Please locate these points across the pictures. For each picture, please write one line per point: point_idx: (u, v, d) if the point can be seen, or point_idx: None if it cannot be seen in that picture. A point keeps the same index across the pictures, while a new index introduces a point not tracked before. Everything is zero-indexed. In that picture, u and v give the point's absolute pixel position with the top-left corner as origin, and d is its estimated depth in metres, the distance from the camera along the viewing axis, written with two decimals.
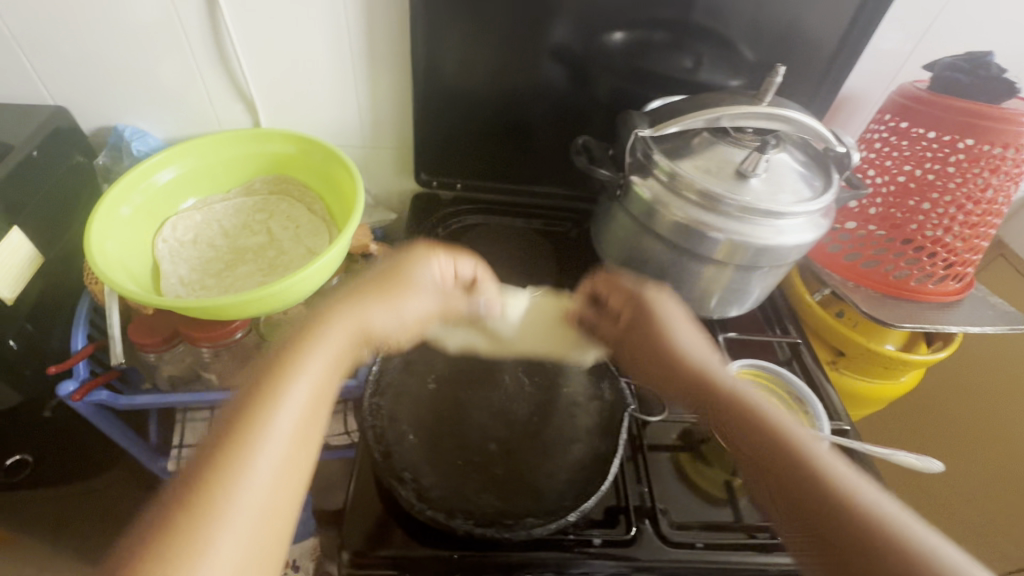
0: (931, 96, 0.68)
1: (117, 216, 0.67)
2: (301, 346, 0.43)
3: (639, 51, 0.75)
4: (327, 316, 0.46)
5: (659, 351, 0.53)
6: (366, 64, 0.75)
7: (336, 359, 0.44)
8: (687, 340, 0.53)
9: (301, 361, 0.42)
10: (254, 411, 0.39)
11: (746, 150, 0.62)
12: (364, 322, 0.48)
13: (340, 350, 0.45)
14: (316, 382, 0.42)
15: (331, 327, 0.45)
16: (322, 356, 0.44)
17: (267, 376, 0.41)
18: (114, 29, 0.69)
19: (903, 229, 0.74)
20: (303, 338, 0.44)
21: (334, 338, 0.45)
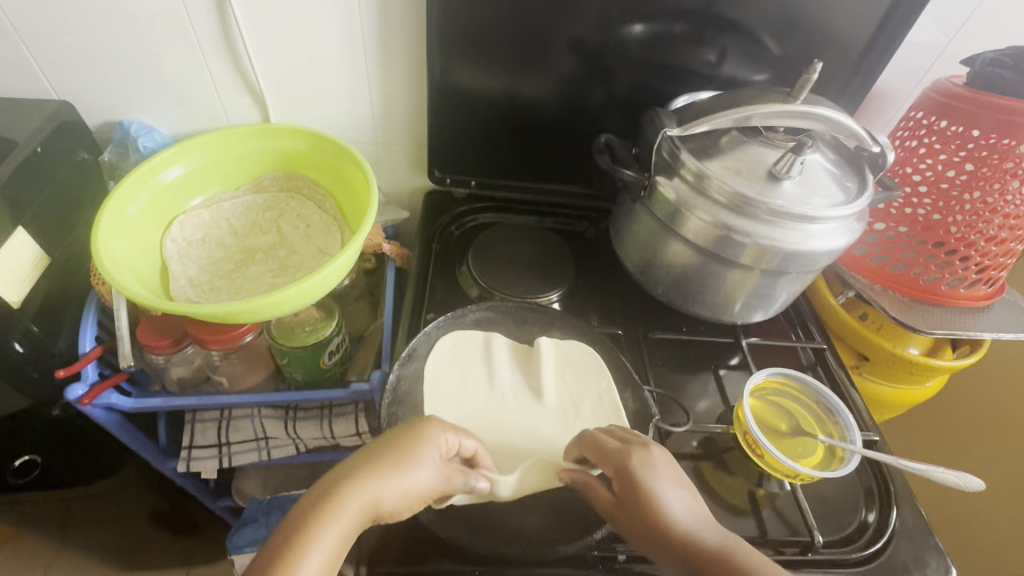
0: (971, 92, 0.65)
1: (124, 216, 0.65)
2: (319, 512, 0.44)
3: (663, 45, 0.72)
4: (329, 492, 0.45)
5: (653, 529, 0.46)
6: (379, 58, 0.73)
7: (347, 525, 0.44)
8: (679, 508, 0.47)
9: (298, 558, 0.41)
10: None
11: (777, 149, 0.59)
12: (376, 487, 0.46)
13: (356, 514, 0.44)
14: (327, 550, 0.42)
15: (348, 488, 0.45)
16: (336, 524, 0.43)
17: (270, 558, 0.41)
18: (118, 22, 0.67)
19: (936, 231, 0.71)
20: (322, 500, 0.44)
21: (348, 512, 0.44)
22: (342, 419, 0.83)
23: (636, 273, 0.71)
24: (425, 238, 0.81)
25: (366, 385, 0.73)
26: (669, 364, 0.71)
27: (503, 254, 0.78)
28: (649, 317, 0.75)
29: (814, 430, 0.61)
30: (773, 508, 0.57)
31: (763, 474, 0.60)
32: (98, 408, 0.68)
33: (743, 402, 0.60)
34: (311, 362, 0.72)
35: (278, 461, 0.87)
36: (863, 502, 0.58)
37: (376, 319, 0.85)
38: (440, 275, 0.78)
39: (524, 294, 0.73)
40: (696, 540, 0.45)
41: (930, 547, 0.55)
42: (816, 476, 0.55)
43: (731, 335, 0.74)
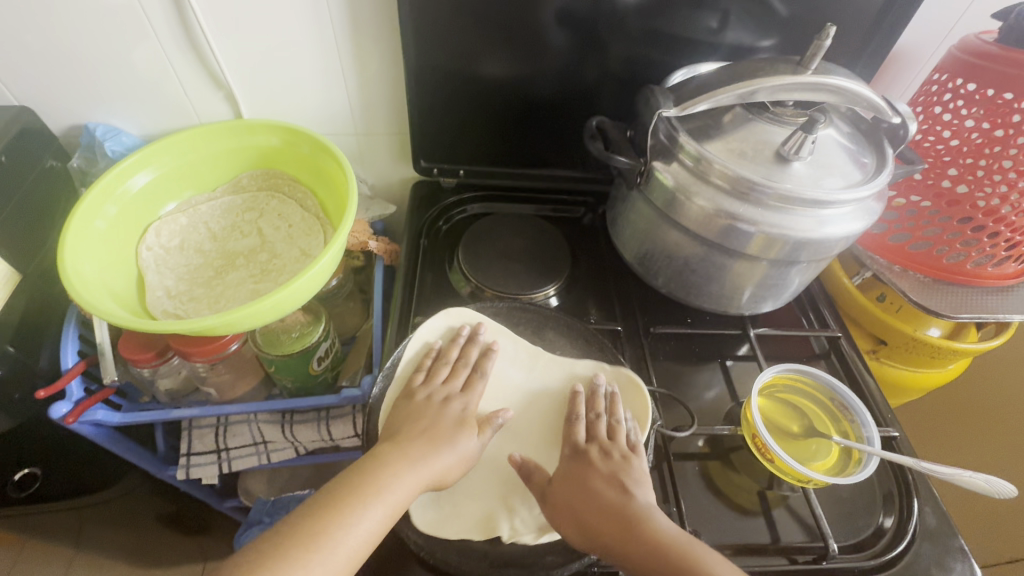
0: (999, 49, 0.58)
1: (92, 229, 0.62)
2: (396, 465, 0.49)
3: (659, 11, 0.65)
4: (427, 437, 0.52)
5: (572, 500, 0.50)
6: (351, 43, 0.67)
7: (417, 482, 0.49)
8: (606, 486, 0.50)
9: (397, 477, 0.49)
10: (359, 493, 0.47)
11: (786, 126, 0.54)
12: (441, 454, 0.52)
13: (430, 472, 0.50)
14: (406, 492, 0.48)
15: (418, 450, 0.51)
16: (417, 474, 0.49)
17: (373, 469, 0.49)
18: (66, 19, 0.62)
19: (963, 206, 0.64)
20: (394, 455, 0.50)
21: (436, 466, 0.51)
22: (339, 421, 0.79)
23: (634, 263, 0.67)
24: (411, 234, 0.77)
25: (358, 391, 0.71)
26: (673, 358, 0.68)
27: (493, 246, 0.74)
28: (651, 311, 0.71)
29: (828, 429, 0.58)
30: (786, 507, 0.55)
31: (773, 476, 0.57)
32: (85, 425, 0.67)
33: (752, 402, 0.57)
34: (300, 370, 0.69)
35: (278, 464, 0.85)
36: (881, 505, 0.55)
37: (368, 318, 0.83)
38: (429, 272, 0.74)
39: (517, 291, 0.69)
40: (613, 505, 0.49)
41: (954, 551, 0.52)
42: (829, 482, 0.52)
43: (738, 325, 0.70)
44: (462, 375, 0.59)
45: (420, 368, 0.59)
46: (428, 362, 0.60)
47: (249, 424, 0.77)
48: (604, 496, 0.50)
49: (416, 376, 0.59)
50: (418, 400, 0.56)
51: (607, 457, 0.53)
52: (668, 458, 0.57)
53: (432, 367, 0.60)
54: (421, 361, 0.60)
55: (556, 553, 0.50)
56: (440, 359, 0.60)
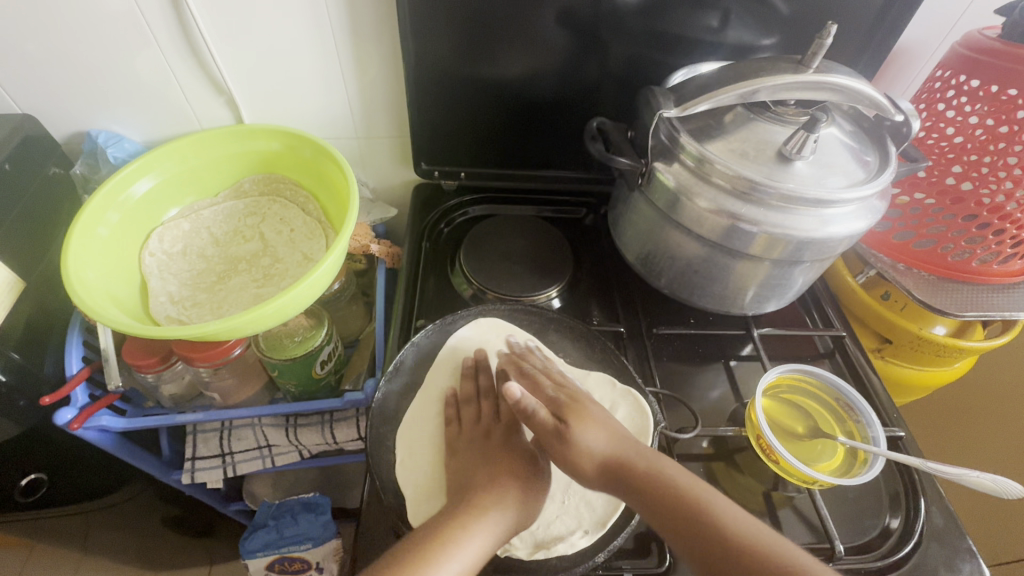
0: (1003, 45, 0.57)
1: (95, 236, 0.62)
2: (467, 517, 0.47)
3: (659, 11, 0.65)
4: (490, 489, 0.50)
5: (571, 459, 0.50)
6: (351, 47, 0.68)
7: (491, 535, 0.47)
8: (597, 439, 0.50)
9: (468, 530, 0.46)
10: (432, 551, 0.43)
11: (787, 126, 0.54)
12: (513, 503, 0.49)
13: (502, 527, 0.48)
14: (480, 551, 0.45)
15: (488, 500, 0.49)
16: (488, 532, 0.47)
17: (442, 525, 0.46)
18: (68, 26, 0.62)
19: (967, 203, 0.64)
20: (465, 509, 0.48)
21: (503, 521, 0.48)
22: (343, 424, 0.80)
23: (636, 264, 0.67)
24: (413, 237, 0.77)
25: (362, 394, 0.71)
26: (677, 358, 0.67)
27: (495, 248, 0.74)
28: (654, 313, 0.71)
29: (833, 430, 0.58)
30: (792, 508, 0.55)
31: (778, 477, 0.56)
32: (90, 431, 0.67)
33: (756, 403, 0.56)
34: (303, 374, 0.70)
35: (283, 467, 0.85)
36: (888, 506, 0.55)
37: (371, 321, 0.83)
38: (431, 275, 0.74)
39: (520, 294, 0.69)
40: (617, 457, 0.49)
41: (962, 551, 0.51)
42: (835, 482, 0.52)
43: (741, 325, 0.70)
44: (488, 405, 0.59)
45: (449, 418, 0.59)
46: (455, 407, 0.59)
47: (253, 428, 0.77)
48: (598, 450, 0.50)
49: (450, 425, 0.58)
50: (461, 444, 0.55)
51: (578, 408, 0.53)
52: (673, 460, 0.57)
53: (459, 412, 0.59)
54: (447, 412, 0.59)
55: (560, 557, 0.50)
56: (463, 400, 0.60)
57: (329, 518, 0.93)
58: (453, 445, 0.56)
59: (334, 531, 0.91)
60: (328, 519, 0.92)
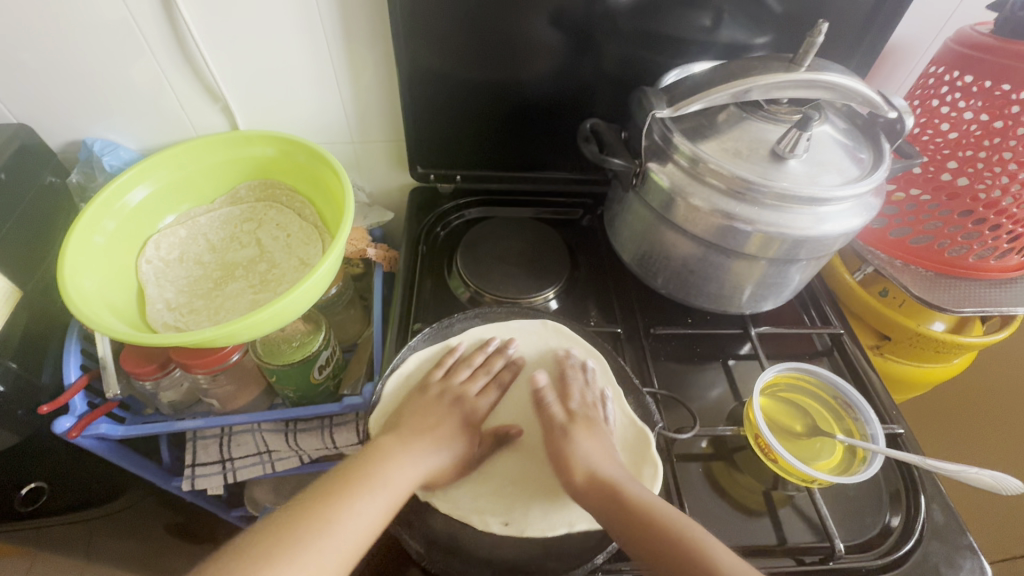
0: (996, 41, 0.57)
1: (91, 244, 0.63)
2: (398, 456, 0.51)
3: (651, 11, 0.65)
4: (423, 431, 0.55)
5: (568, 461, 0.53)
6: (345, 53, 0.68)
7: (416, 475, 0.51)
8: (590, 448, 0.54)
9: (394, 466, 0.50)
10: (361, 481, 0.48)
11: (781, 124, 0.54)
12: (441, 450, 0.55)
13: (425, 469, 0.52)
14: (405, 485, 0.50)
15: (420, 444, 0.54)
16: (413, 469, 0.51)
17: (371, 459, 0.50)
18: (60, 35, 0.62)
19: (963, 198, 0.64)
20: (397, 445, 0.53)
21: (428, 462, 0.53)
22: (342, 428, 0.79)
23: (632, 264, 0.67)
24: (410, 240, 0.77)
25: (360, 399, 0.71)
26: (675, 359, 0.67)
27: (491, 251, 0.74)
28: (652, 313, 0.71)
29: (832, 428, 0.58)
30: (792, 507, 0.55)
31: (778, 476, 0.56)
32: (89, 439, 0.67)
33: (755, 402, 0.56)
34: (301, 379, 0.69)
35: (283, 473, 0.85)
36: (888, 504, 0.55)
37: (369, 325, 0.83)
38: (428, 278, 0.74)
39: (517, 295, 0.69)
40: (604, 474, 0.51)
41: (963, 549, 0.51)
42: (833, 480, 0.51)
43: (739, 324, 0.70)
44: (483, 380, 0.61)
45: (440, 364, 0.61)
46: (451, 362, 0.61)
47: (253, 434, 0.77)
48: (587, 457, 0.53)
49: (434, 371, 0.61)
50: (431, 395, 0.58)
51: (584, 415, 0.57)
52: (672, 460, 0.57)
53: (451, 366, 0.61)
54: (443, 359, 0.62)
55: (559, 560, 0.50)
56: (462, 360, 0.62)
57: None
58: (428, 388, 0.59)
59: None
60: None
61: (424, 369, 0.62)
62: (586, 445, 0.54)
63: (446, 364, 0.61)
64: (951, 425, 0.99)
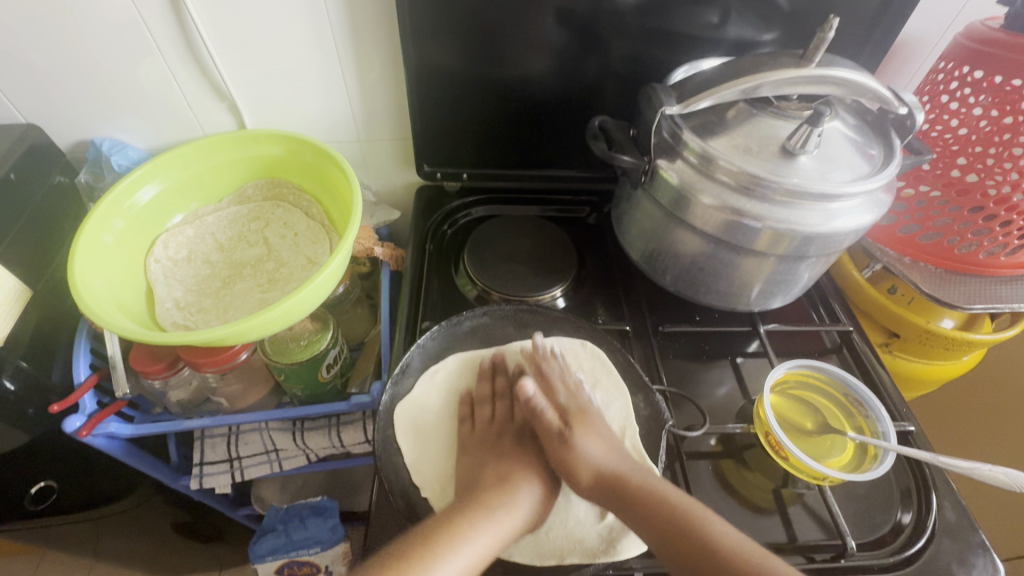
0: (1007, 36, 0.57)
1: (100, 244, 0.63)
2: (474, 513, 0.49)
3: (659, 8, 0.65)
4: (507, 482, 0.54)
5: (573, 464, 0.54)
6: (352, 51, 0.68)
7: (497, 532, 0.49)
8: (597, 448, 0.54)
9: (479, 521, 0.49)
10: (446, 536, 0.46)
11: (791, 120, 0.54)
12: (528, 499, 0.53)
13: (514, 523, 0.51)
14: (492, 540, 0.48)
15: (495, 497, 0.52)
16: (500, 523, 0.49)
17: (456, 513, 0.49)
18: (68, 34, 0.62)
19: (973, 195, 0.63)
20: (472, 504, 0.50)
21: (515, 516, 0.51)
22: (350, 427, 0.80)
23: (641, 261, 0.66)
24: (417, 238, 0.77)
25: (368, 397, 0.71)
26: (683, 356, 0.67)
27: (498, 249, 0.74)
28: (660, 311, 0.71)
29: (842, 425, 0.58)
30: (802, 505, 0.54)
31: (788, 474, 0.56)
32: (99, 437, 0.67)
33: (765, 399, 0.56)
34: (309, 377, 0.70)
35: (291, 471, 0.85)
36: (899, 501, 0.55)
37: (376, 324, 0.83)
38: (435, 277, 0.74)
39: (524, 293, 0.69)
40: (612, 468, 0.53)
41: (975, 546, 0.51)
42: (844, 478, 0.51)
43: (747, 321, 0.69)
44: (504, 406, 0.61)
45: (461, 416, 0.61)
46: (467, 408, 0.61)
47: (261, 433, 0.77)
48: (597, 457, 0.54)
49: (460, 416, 0.61)
50: (469, 434, 0.59)
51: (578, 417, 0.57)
52: (681, 458, 0.56)
53: (473, 410, 0.62)
54: (461, 409, 0.62)
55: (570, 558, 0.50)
56: (478, 399, 0.62)
57: (337, 521, 0.93)
58: (464, 441, 0.59)
59: (342, 534, 0.91)
60: (336, 523, 0.92)
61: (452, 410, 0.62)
62: (591, 444, 0.54)
63: (466, 402, 0.62)
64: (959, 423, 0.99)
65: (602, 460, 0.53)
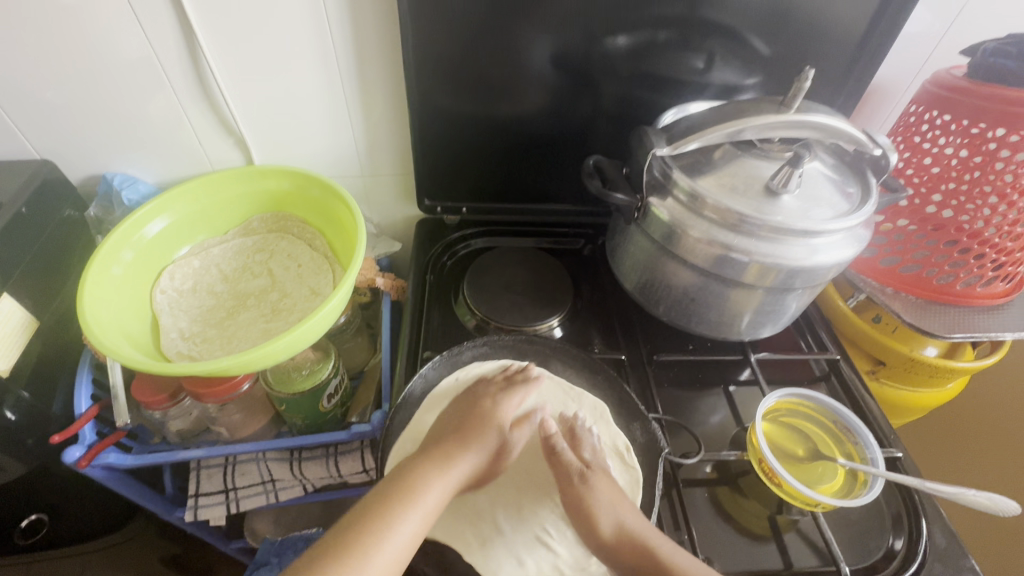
0: (970, 84, 0.61)
1: (109, 275, 0.64)
2: (428, 472, 0.53)
3: (647, 54, 0.69)
4: (455, 440, 0.57)
5: (591, 514, 0.54)
6: (358, 90, 0.71)
7: (446, 488, 0.54)
8: (612, 501, 0.55)
9: (428, 479, 0.53)
10: (401, 495, 0.51)
11: (773, 161, 0.57)
12: (477, 451, 0.57)
13: (460, 475, 0.55)
14: (441, 496, 0.53)
15: (447, 456, 0.56)
16: (447, 480, 0.54)
17: (407, 470, 0.53)
18: (87, 75, 0.66)
19: (949, 229, 0.67)
20: (420, 461, 0.55)
21: (459, 470, 0.55)
22: (348, 456, 0.80)
23: (635, 292, 0.69)
24: (418, 270, 0.79)
25: (368, 426, 0.71)
26: (677, 384, 0.69)
27: (497, 281, 0.76)
28: (653, 340, 0.73)
29: (832, 451, 0.59)
30: (797, 532, 0.56)
31: (782, 501, 0.57)
32: (97, 469, 0.67)
33: (757, 427, 0.57)
34: (310, 407, 0.70)
35: (286, 503, 0.85)
36: (890, 527, 0.56)
37: (375, 353, 0.84)
38: (436, 308, 0.76)
39: (523, 324, 0.71)
40: (627, 527, 0.53)
41: (964, 570, 0.52)
42: (838, 505, 0.52)
43: (739, 350, 0.72)
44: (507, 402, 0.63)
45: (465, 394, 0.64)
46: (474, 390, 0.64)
47: (258, 462, 0.77)
48: (616, 509, 0.54)
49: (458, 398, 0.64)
50: (453, 411, 0.61)
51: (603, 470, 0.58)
52: (677, 485, 0.58)
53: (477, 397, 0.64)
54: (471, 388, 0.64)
55: None
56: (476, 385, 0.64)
57: None
58: (451, 409, 0.62)
59: None
60: None
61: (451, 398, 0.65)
62: (605, 497, 0.55)
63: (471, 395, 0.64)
64: (950, 451, 1.01)
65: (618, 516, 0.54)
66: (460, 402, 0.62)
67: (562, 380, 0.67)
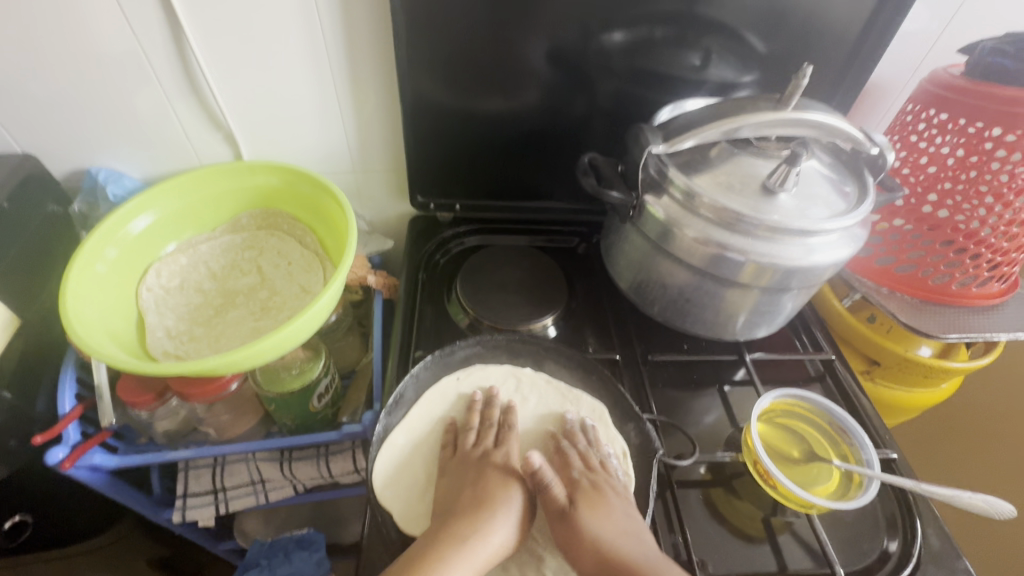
0: (967, 82, 0.61)
1: (93, 273, 0.63)
2: (451, 544, 0.50)
3: (643, 50, 0.68)
4: (480, 505, 0.54)
5: (579, 547, 0.51)
6: (349, 85, 0.70)
7: (472, 559, 0.49)
8: (609, 530, 0.51)
9: (447, 551, 0.49)
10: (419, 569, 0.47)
11: (770, 159, 0.57)
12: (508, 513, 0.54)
13: (491, 545, 0.51)
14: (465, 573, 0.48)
15: (471, 524, 0.52)
16: (473, 552, 0.50)
17: (424, 543, 0.50)
18: (69, 67, 0.64)
19: (944, 229, 0.67)
20: (452, 527, 0.52)
21: (487, 540, 0.51)
22: (339, 457, 0.79)
23: (629, 291, 0.68)
24: (411, 268, 0.78)
25: (359, 426, 0.70)
26: (672, 384, 0.68)
27: (491, 279, 0.75)
28: (648, 339, 0.72)
29: (827, 453, 0.59)
30: (791, 534, 0.55)
31: (777, 502, 0.57)
32: (81, 470, 0.66)
33: (752, 428, 0.57)
34: (300, 406, 0.69)
35: (277, 503, 0.83)
36: (885, 528, 0.55)
37: (367, 352, 0.83)
38: (428, 307, 0.75)
39: (516, 323, 0.70)
40: (620, 552, 0.49)
41: (959, 571, 0.52)
42: (833, 507, 0.52)
43: (734, 350, 0.71)
44: (491, 435, 0.62)
45: (446, 442, 0.62)
46: (452, 436, 0.62)
47: (248, 463, 0.76)
48: (607, 539, 0.50)
49: (443, 451, 0.62)
50: (467, 463, 0.59)
51: (598, 486, 0.55)
52: (671, 486, 0.57)
53: (457, 440, 0.62)
54: (446, 436, 0.62)
55: None
56: (462, 429, 0.63)
57: (323, 555, 0.89)
58: (445, 465, 0.60)
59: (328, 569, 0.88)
60: (322, 557, 0.89)
61: (436, 440, 0.63)
62: (595, 524, 0.52)
63: (451, 440, 0.62)
64: (942, 451, 1.01)
65: (610, 542, 0.50)
66: (463, 454, 0.60)
67: (559, 382, 0.67)
